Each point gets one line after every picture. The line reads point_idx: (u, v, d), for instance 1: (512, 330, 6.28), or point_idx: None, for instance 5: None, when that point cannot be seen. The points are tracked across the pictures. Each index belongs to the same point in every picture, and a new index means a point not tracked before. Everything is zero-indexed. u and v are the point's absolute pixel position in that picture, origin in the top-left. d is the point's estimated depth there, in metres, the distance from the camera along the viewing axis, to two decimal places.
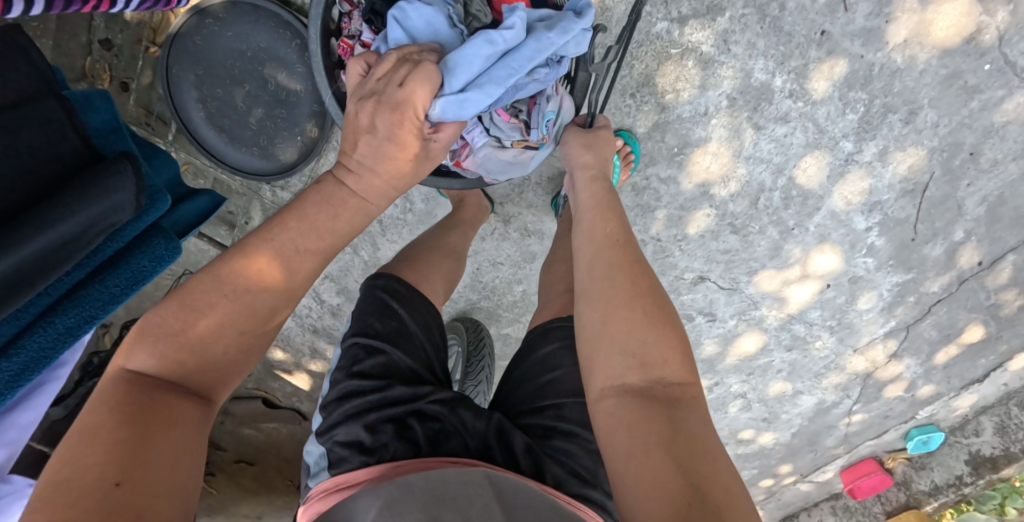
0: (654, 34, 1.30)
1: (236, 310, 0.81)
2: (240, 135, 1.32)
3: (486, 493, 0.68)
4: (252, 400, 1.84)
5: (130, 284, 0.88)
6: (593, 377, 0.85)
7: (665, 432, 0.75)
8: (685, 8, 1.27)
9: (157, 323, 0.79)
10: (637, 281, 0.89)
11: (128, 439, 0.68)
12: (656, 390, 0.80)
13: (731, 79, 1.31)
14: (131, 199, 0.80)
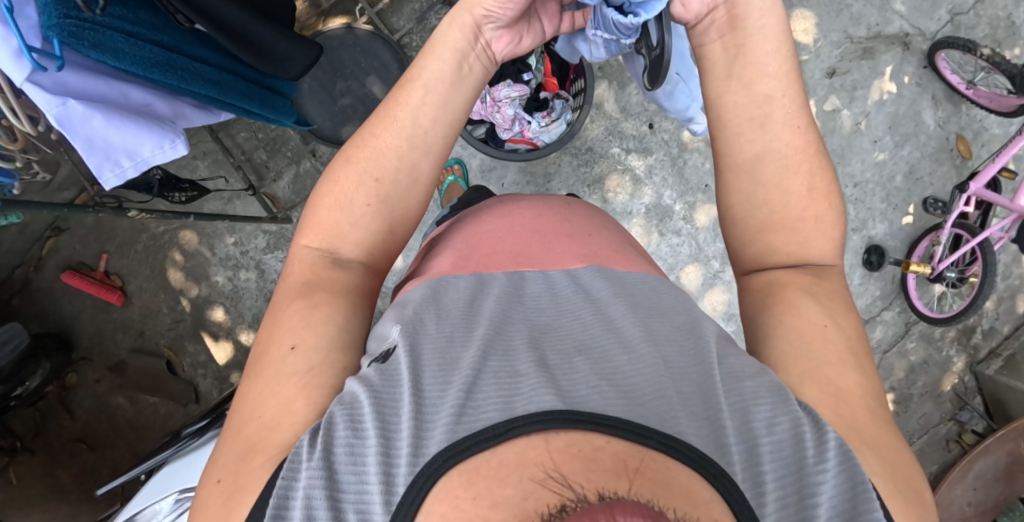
0: (610, 153, 1.78)
1: (385, 161, 0.83)
2: (326, 108, 1.73)
3: (580, 312, 0.77)
4: (154, 357, 2.07)
5: (251, 107, 1.21)
6: (745, 245, 0.89)
7: (825, 307, 0.81)
8: (630, 143, 1.78)
9: (321, 205, 0.84)
10: (813, 162, 0.85)
11: (310, 297, 0.79)
12: (808, 269, 0.85)
13: (649, 197, 1.79)
14: (306, 69, 1.22)
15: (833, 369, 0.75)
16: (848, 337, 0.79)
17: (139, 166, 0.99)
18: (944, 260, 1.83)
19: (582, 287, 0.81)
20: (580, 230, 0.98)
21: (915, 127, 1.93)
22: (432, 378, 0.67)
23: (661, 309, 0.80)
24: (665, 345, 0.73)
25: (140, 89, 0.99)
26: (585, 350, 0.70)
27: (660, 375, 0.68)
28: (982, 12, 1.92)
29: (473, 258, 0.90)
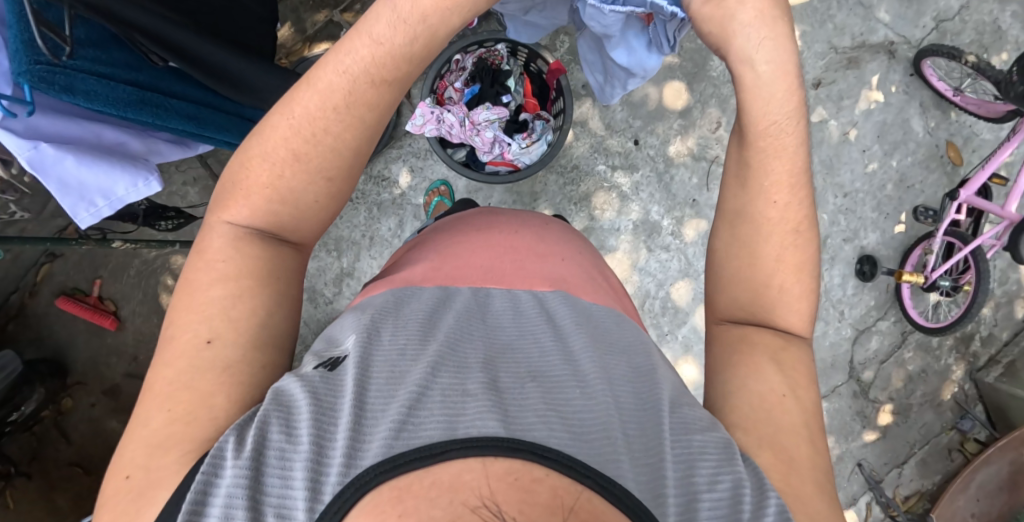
0: (596, 171, 1.78)
1: (316, 145, 0.80)
2: None
3: (540, 336, 0.77)
4: None
5: (231, 137, 1.22)
6: (716, 295, 0.89)
7: (787, 375, 0.82)
8: (615, 160, 1.78)
9: (248, 177, 0.81)
10: (792, 232, 0.85)
11: (229, 282, 0.77)
12: (776, 334, 0.85)
13: (637, 214, 1.79)
14: (285, 99, 1.23)
15: (783, 442, 0.77)
16: (804, 408, 0.80)
17: (114, 205, 1.00)
18: (937, 269, 1.81)
19: (548, 312, 0.82)
20: (542, 250, 0.98)
21: (904, 135, 1.92)
22: (378, 388, 0.66)
23: (627, 353, 0.80)
24: (617, 385, 0.73)
25: (113, 129, 1.00)
26: (536, 378, 0.70)
27: (608, 414, 0.67)
28: (967, 18, 1.92)
29: (443, 268, 0.91)
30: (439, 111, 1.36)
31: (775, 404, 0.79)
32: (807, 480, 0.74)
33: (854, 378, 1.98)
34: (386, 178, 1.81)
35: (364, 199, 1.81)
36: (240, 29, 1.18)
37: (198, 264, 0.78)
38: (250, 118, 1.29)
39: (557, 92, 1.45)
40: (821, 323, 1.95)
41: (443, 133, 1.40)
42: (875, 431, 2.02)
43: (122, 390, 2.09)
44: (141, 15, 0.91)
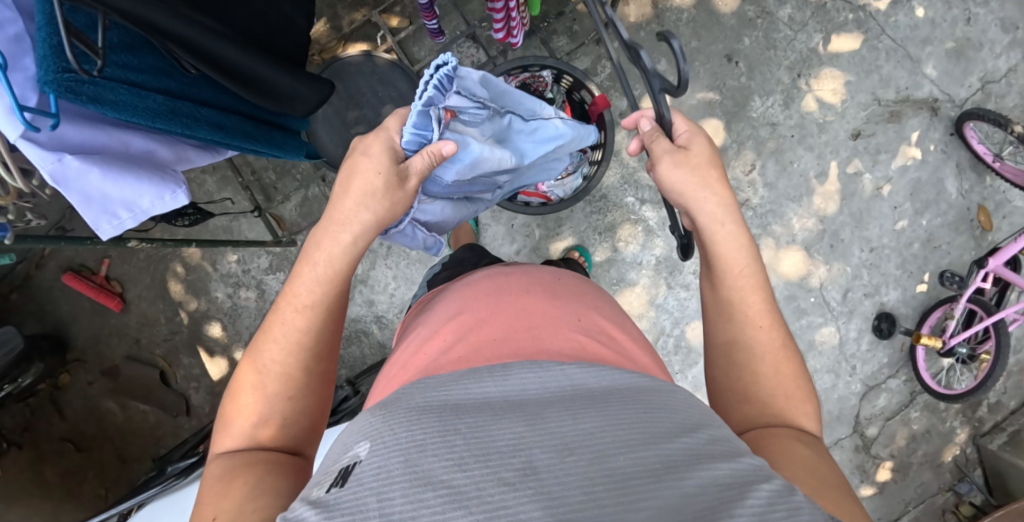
0: (624, 203, 1.74)
1: (282, 348, 0.83)
2: (338, 136, 1.70)
3: (568, 405, 0.67)
4: (149, 366, 2.05)
5: (260, 143, 1.17)
6: (731, 405, 0.88)
7: (814, 456, 0.79)
8: (645, 193, 1.74)
9: (235, 398, 0.82)
10: (782, 349, 0.88)
11: (226, 480, 0.74)
12: (788, 426, 0.84)
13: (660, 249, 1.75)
14: (313, 105, 1.19)
15: (841, 502, 0.71)
16: (840, 484, 0.76)
17: (138, 217, 0.96)
18: (956, 336, 1.79)
19: (570, 381, 0.72)
20: (563, 316, 0.90)
21: (937, 195, 1.89)
22: (401, 495, 0.56)
23: (654, 405, 0.69)
24: (661, 444, 0.63)
25: (143, 138, 0.95)
26: (573, 448, 0.61)
27: (649, 479, 0.59)
28: (1013, 82, 1.90)
29: (455, 349, 0.83)
30: None
31: (823, 478, 0.75)
32: None
33: (857, 432, 1.97)
34: None
35: None
36: (274, 32, 1.13)
37: (204, 486, 0.75)
38: (277, 124, 1.26)
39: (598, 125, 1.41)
40: (831, 376, 1.93)
41: None
42: (872, 486, 2.01)
43: (121, 373, 2.06)
44: (181, 28, 0.86)
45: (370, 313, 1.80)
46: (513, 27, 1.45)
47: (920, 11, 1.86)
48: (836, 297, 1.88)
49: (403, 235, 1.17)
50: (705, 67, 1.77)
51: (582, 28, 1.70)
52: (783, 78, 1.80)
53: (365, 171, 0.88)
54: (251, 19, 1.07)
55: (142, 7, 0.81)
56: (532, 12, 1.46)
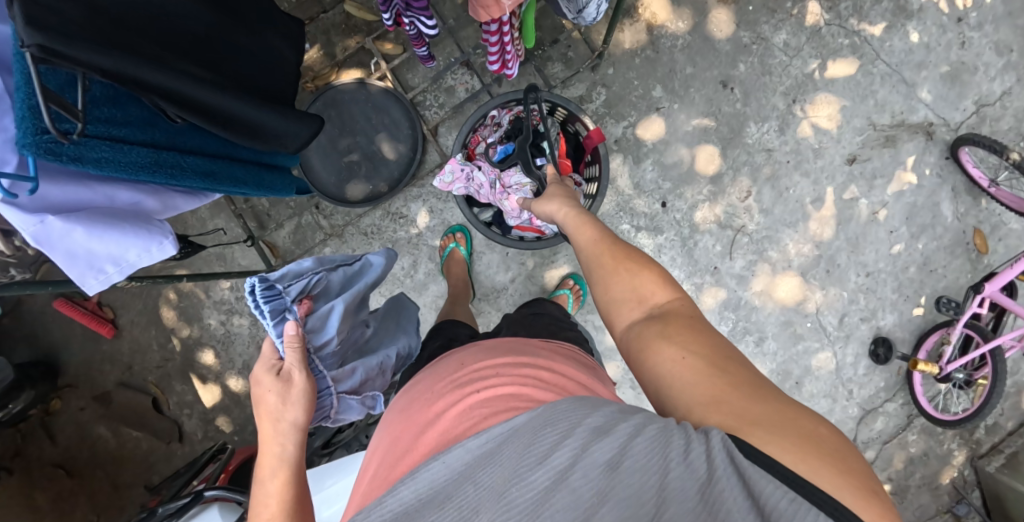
0: (619, 230, 1.73)
1: None
2: (332, 164, 1.68)
3: (470, 475, 0.65)
4: (141, 393, 2.03)
5: (249, 184, 1.15)
6: (611, 319, 0.89)
7: (679, 341, 0.77)
8: (640, 221, 1.73)
9: None
10: (615, 248, 0.95)
11: None
12: (650, 313, 0.85)
13: None
14: (304, 144, 1.17)
15: (706, 384, 0.71)
16: (705, 356, 0.75)
17: (124, 271, 0.94)
18: (952, 362, 1.79)
19: (472, 450, 0.67)
20: (462, 372, 0.86)
21: (933, 219, 1.89)
22: None
23: (546, 429, 0.66)
24: (551, 471, 0.63)
25: (128, 190, 0.94)
26: (480, 508, 0.62)
27: (552, 502, 0.61)
28: (1008, 105, 1.90)
29: (386, 439, 0.82)
30: (469, 169, 1.32)
31: (685, 369, 0.74)
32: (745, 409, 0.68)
33: None
34: (404, 216, 1.75)
35: (379, 235, 1.76)
36: (268, 71, 1.11)
37: None
38: (267, 163, 1.24)
39: (591, 157, 1.41)
40: (828, 401, 1.91)
41: (472, 190, 1.36)
42: None
43: (112, 399, 2.04)
44: (165, 79, 0.83)
45: None
46: (507, 56, 1.40)
47: (914, 35, 1.86)
48: (832, 322, 1.88)
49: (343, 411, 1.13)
50: (701, 93, 1.74)
51: (577, 55, 1.69)
52: (778, 103, 1.79)
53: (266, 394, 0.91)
54: (240, 59, 1.03)
55: (124, 63, 0.78)
56: (528, 44, 1.43)
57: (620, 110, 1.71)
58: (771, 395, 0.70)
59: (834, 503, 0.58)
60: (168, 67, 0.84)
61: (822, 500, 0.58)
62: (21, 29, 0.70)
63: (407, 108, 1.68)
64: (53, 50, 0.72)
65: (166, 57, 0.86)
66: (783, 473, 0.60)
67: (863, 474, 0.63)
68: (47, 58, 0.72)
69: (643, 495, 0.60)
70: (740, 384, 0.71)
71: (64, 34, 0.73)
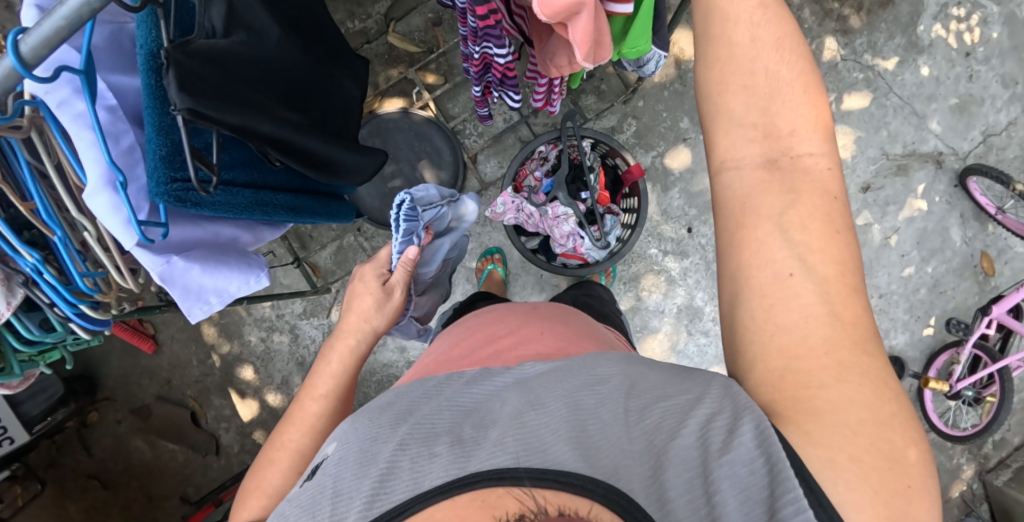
0: (648, 253, 1.81)
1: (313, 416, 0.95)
2: (376, 189, 1.75)
3: (504, 395, 0.75)
4: (179, 406, 2.10)
5: (320, 215, 1.25)
6: (717, 147, 0.77)
7: (807, 227, 0.70)
8: (667, 245, 1.81)
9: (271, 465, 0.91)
10: (783, 57, 0.73)
11: None
12: (782, 166, 0.73)
13: (682, 298, 1.81)
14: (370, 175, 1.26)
15: (829, 300, 0.69)
16: (821, 285, 0.69)
17: (225, 300, 1.04)
18: (962, 380, 1.88)
19: (518, 379, 0.78)
20: (530, 328, 1.00)
21: (942, 243, 1.98)
22: (355, 469, 0.67)
23: (585, 369, 0.76)
24: (575, 396, 0.71)
25: (230, 227, 1.05)
26: (499, 423, 0.68)
27: (565, 429, 0.66)
28: (1013, 134, 2.00)
29: (443, 368, 0.93)
30: (520, 200, 1.38)
31: (781, 290, 0.69)
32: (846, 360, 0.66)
33: None
34: None
35: None
36: (342, 106, 1.18)
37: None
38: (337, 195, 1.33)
39: (630, 190, 1.49)
40: None
41: (521, 221, 1.41)
42: None
43: (152, 412, 2.11)
44: (273, 128, 0.91)
45: (402, 359, 1.89)
46: (552, 94, 1.48)
47: (925, 69, 1.96)
48: None
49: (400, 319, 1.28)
50: None
51: (610, 88, 1.78)
52: None
53: (362, 303, 1.07)
54: (322, 96, 1.10)
55: (247, 118, 0.85)
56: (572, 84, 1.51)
57: (650, 141, 1.79)
58: (865, 377, 0.66)
59: (823, 498, 0.60)
60: (275, 118, 0.92)
61: (819, 499, 0.59)
62: (178, 97, 0.75)
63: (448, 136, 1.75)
64: (201, 113, 0.78)
65: (272, 105, 0.92)
66: (802, 466, 0.61)
67: (904, 501, 0.61)
68: (196, 119, 0.78)
69: (649, 444, 0.66)
70: (838, 343, 0.67)
71: (207, 97, 0.79)
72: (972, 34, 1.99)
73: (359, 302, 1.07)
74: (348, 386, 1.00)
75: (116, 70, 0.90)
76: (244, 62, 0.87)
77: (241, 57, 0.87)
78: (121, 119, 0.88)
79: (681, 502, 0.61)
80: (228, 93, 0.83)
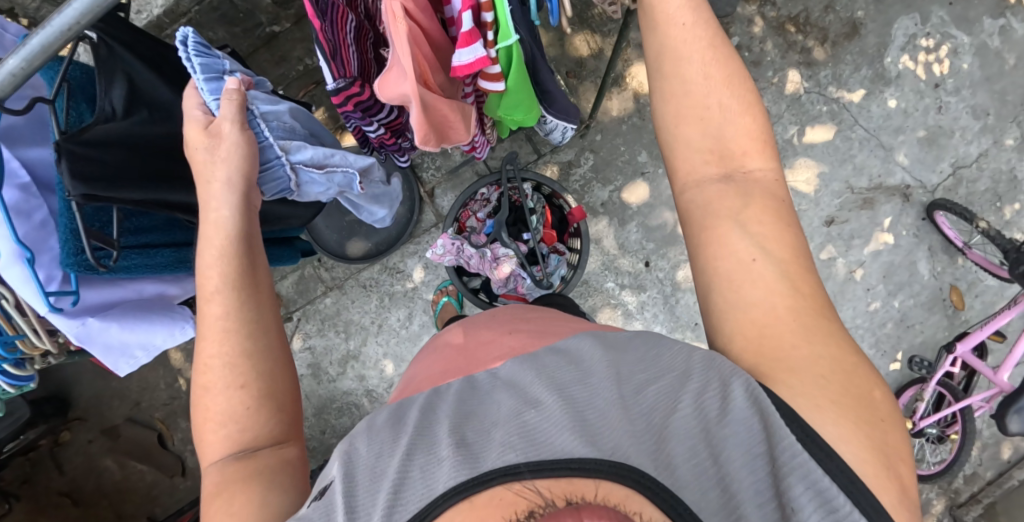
0: (605, 287, 1.81)
1: (219, 335, 0.85)
2: (334, 221, 1.76)
3: (496, 394, 0.73)
4: (147, 428, 2.11)
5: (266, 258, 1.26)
6: (672, 158, 0.85)
7: (758, 213, 0.78)
8: (624, 279, 1.80)
9: (209, 416, 0.83)
10: (725, 70, 0.82)
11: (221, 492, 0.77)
12: (719, 162, 0.81)
13: None
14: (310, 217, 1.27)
15: (789, 269, 0.76)
16: (781, 266, 0.76)
17: (151, 352, 1.06)
18: (926, 418, 1.86)
19: (500, 378, 0.76)
20: (507, 322, 1.00)
21: (910, 277, 1.95)
22: (365, 489, 0.65)
23: (555, 353, 0.78)
24: (571, 389, 0.69)
25: (153, 283, 1.05)
26: (499, 423, 0.67)
27: (568, 418, 0.64)
28: (984, 166, 1.96)
29: (427, 370, 0.93)
30: (459, 242, 1.39)
31: (747, 273, 0.76)
32: (819, 328, 0.74)
33: None
34: (400, 271, 1.84)
35: (377, 288, 1.85)
36: None
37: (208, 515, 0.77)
38: (286, 237, 1.34)
39: (574, 230, 1.49)
40: None
41: (462, 262, 1.41)
42: None
43: (121, 433, 2.11)
44: (185, 197, 0.95)
45: (361, 388, 1.85)
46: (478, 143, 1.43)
47: (892, 101, 1.95)
48: None
49: (310, 184, 1.12)
50: None
51: None
52: None
53: (201, 167, 0.91)
54: None
55: (149, 192, 0.90)
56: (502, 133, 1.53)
57: (607, 176, 1.79)
58: (829, 337, 0.73)
59: (836, 462, 0.64)
60: (184, 186, 0.96)
61: (834, 465, 0.64)
62: (69, 184, 0.78)
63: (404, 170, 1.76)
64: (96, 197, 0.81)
65: (216, 134, 0.91)
66: (800, 422, 0.66)
67: (883, 432, 0.69)
68: (90, 201, 0.81)
69: (649, 423, 0.65)
70: (799, 308, 0.74)
71: (102, 179, 0.82)
72: (941, 65, 1.95)
73: (199, 167, 0.91)
74: (240, 255, 0.89)
75: (34, 145, 0.94)
76: (143, 139, 0.91)
77: (142, 135, 0.92)
78: (34, 195, 0.91)
79: (689, 467, 0.62)
80: (131, 172, 0.87)
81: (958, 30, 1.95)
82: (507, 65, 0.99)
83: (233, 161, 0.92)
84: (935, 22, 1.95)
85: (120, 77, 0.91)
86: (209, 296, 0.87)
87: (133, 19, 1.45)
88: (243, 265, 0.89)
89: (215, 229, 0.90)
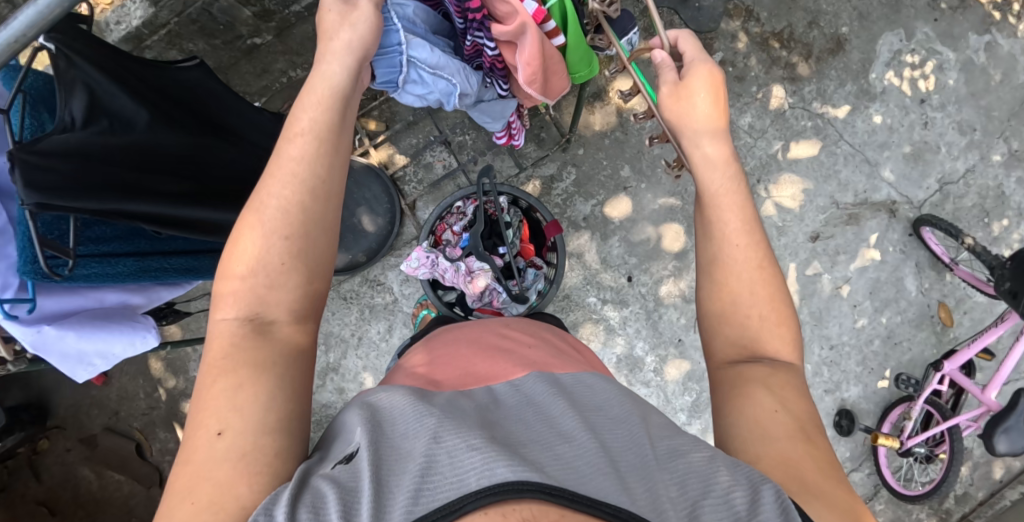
0: (587, 302, 1.79)
1: (292, 189, 0.73)
2: None
3: (522, 414, 0.68)
4: (125, 438, 2.07)
5: None
6: (710, 340, 0.85)
7: (775, 390, 0.76)
8: (606, 293, 1.79)
9: (245, 270, 0.71)
10: (762, 272, 0.82)
11: (242, 367, 0.66)
12: (760, 360, 0.79)
13: (621, 347, 1.79)
14: None
15: (802, 423, 0.73)
16: (797, 424, 0.73)
17: (111, 361, 1.02)
18: (914, 437, 1.82)
19: (523, 393, 0.73)
20: (510, 333, 0.97)
21: (897, 293, 1.93)
22: (387, 467, 0.57)
23: (582, 386, 0.78)
24: (601, 435, 0.65)
25: (114, 291, 1.03)
26: (530, 443, 0.61)
27: (602, 458, 0.60)
28: (970, 182, 1.95)
29: (423, 369, 0.87)
30: (434, 255, 1.38)
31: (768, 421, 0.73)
32: (819, 469, 0.68)
33: None
34: (381, 283, 1.83)
35: (358, 300, 1.83)
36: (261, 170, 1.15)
37: (211, 379, 0.66)
38: None
39: (552, 244, 1.47)
40: None
41: (437, 275, 1.40)
42: None
43: (98, 443, 2.08)
44: (144, 206, 0.90)
45: (340, 400, 1.83)
46: (514, 130, 1.43)
47: (877, 117, 1.94)
48: None
49: (413, 83, 1.09)
50: (668, 173, 1.79)
51: (549, 135, 1.78)
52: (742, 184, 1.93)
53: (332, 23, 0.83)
54: (230, 170, 1.07)
55: (106, 200, 0.85)
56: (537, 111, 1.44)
57: (589, 190, 1.78)
58: (838, 482, 0.68)
59: None
60: (146, 195, 0.91)
61: None
62: (22, 193, 0.77)
63: (385, 183, 1.76)
64: (48, 206, 0.80)
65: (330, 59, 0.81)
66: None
67: None
68: (43, 210, 0.79)
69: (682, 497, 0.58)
70: (815, 458, 0.70)
71: (58, 188, 0.80)
72: (927, 81, 1.95)
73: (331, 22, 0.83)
74: (338, 114, 0.79)
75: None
76: (106, 150, 0.88)
77: (100, 145, 0.88)
78: None
79: None
80: (87, 184, 0.84)
81: (943, 46, 1.95)
82: (563, 17, 1.07)
83: (360, 30, 0.83)
84: (920, 38, 1.95)
85: (80, 87, 0.88)
86: (297, 142, 0.75)
87: (110, 31, 1.43)
88: (336, 131, 0.78)
89: (324, 83, 0.79)
